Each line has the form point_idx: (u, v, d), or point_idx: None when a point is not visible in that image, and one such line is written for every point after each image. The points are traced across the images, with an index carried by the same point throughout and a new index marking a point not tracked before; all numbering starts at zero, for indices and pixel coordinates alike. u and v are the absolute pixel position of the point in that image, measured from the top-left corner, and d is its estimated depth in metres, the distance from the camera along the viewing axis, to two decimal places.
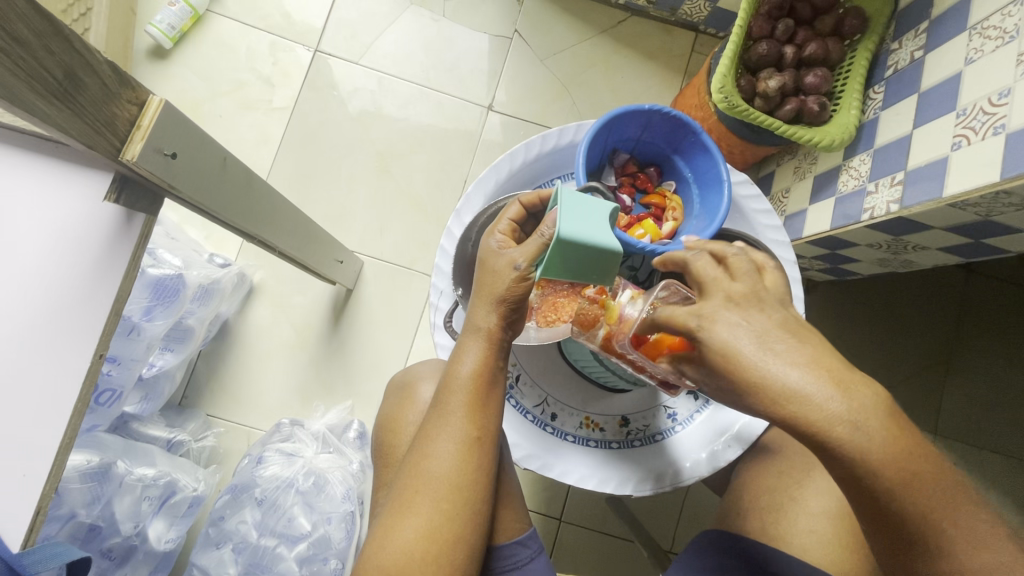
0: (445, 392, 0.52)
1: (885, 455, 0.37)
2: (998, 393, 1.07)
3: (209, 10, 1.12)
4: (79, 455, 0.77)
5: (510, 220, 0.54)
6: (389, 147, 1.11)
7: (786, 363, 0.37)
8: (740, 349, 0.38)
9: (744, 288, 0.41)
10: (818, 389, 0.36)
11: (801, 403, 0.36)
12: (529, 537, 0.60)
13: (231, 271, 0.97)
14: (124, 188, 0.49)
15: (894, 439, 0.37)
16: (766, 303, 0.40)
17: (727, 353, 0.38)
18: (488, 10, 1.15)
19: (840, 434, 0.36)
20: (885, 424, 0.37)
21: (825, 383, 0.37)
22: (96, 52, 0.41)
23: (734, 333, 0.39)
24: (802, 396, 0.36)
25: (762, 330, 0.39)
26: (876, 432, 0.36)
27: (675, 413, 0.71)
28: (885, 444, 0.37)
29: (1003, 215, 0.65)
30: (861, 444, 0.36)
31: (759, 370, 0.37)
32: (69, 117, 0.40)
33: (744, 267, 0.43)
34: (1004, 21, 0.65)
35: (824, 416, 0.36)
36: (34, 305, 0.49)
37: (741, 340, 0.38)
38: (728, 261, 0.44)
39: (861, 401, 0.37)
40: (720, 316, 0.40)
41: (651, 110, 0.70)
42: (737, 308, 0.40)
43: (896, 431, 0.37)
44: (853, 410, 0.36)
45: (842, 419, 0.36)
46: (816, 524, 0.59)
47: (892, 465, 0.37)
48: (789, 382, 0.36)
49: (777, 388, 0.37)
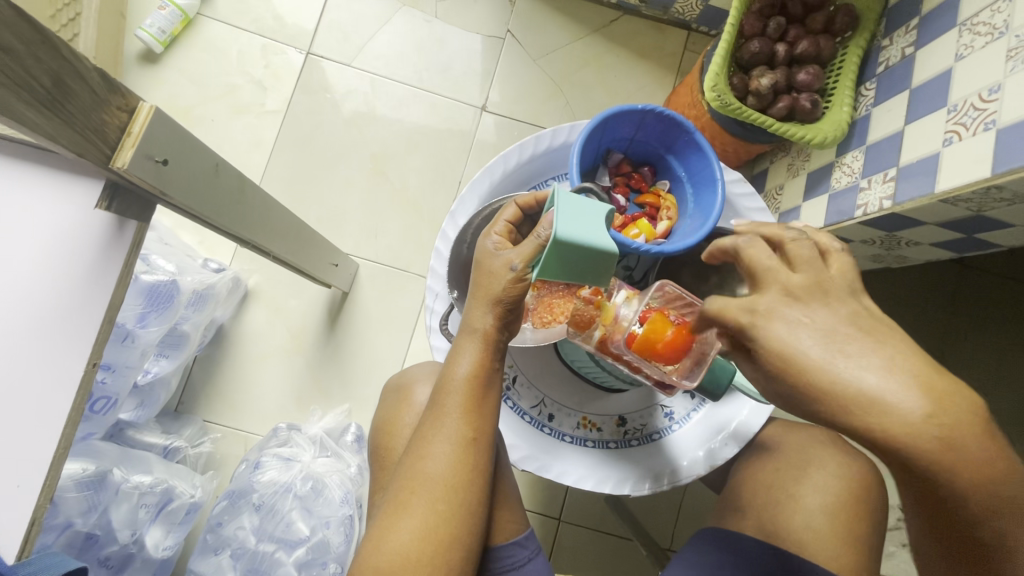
0: (442, 394, 0.52)
1: (969, 471, 0.36)
2: (990, 385, 1.08)
3: (200, 13, 1.12)
4: (73, 463, 0.76)
5: (507, 221, 0.54)
6: (383, 148, 1.11)
7: (835, 364, 0.37)
8: (803, 350, 0.38)
9: (804, 280, 0.41)
10: (899, 398, 0.35)
11: (878, 412, 0.35)
12: (527, 538, 0.60)
13: (226, 276, 0.96)
14: (115, 195, 0.48)
15: (979, 455, 0.36)
16: (831, 296, 0.40)
17: (790, 354, 0.39)
18: (480, 11, 1.15)
19: (916, 446, 0.35)
20: (968, 440, 0.35)
21: (911, 391, 0.35)
22: (85, 59, 0.41)
23: (796, 332, 0.39)
24: (879, 400, 0.35)
25: (829, 329, 0.39)
26: (961, 447, 0.36)
27: (672, 412, 0.71)
28: (967, 461, 0.36)
29: (994, 209, 0.66)
30: (939, 455, 0.35)
31: (828, 372, 0.37)
32: (58, 125, 0.39)
33: (804, 254, 0.43)
34: (993, 17, 0.66)
35: (903, 427, 0.35)
36: (28, 311, 0.49)
37: (805, 342, 0.38)
38: (789, 253, 0.44)
39: (947, 415, 0.35)
40: (779, 313, 0.40)
41: (644, 110, 0.70)
42: (798, 304, 0.40)
43: (981, 448, 0.36)
44: (941, 426, 0.35)
45: (920, 433, 0.35)
46: (814, 520, 0.59)
47: (974, 482, 0.36)
48: (865, 387, 0.36)
49: (851, 392, 0.36)
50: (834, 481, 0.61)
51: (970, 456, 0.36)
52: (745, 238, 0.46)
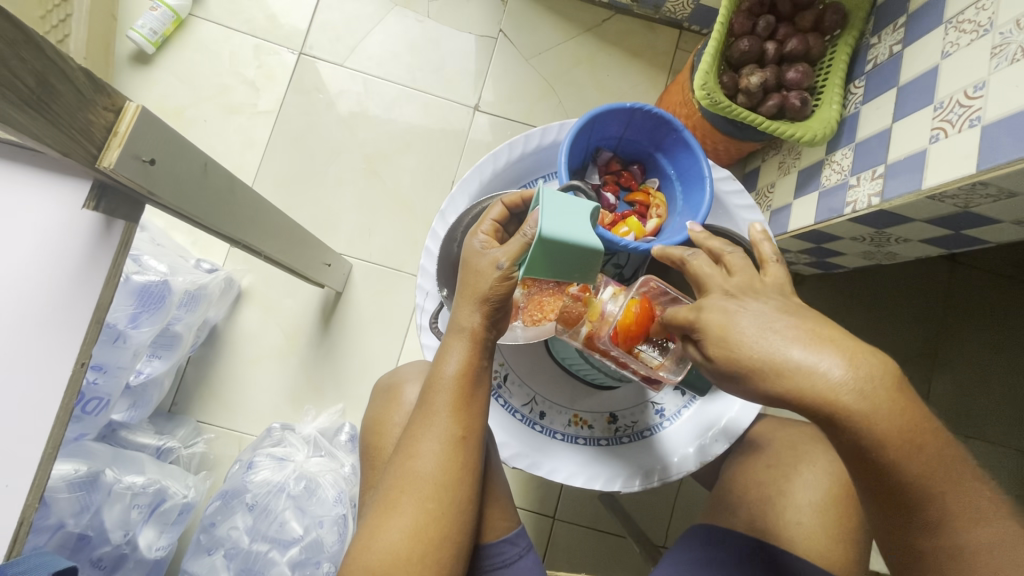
0: (430, 393, 0.52)
1: (895, 426, 0.38)
2: (981, 381, 1.09)
3: (192, 14, 1.12)
4: (65, 464, 0.77)
5: (493, 220, 0.55)
6: (376, 148, 1.11)
7: (765, 339, 0.39)
8: (739, 329, 0.40)
9: (740, 282, 0.44)
10: (819, 362, 0.38)
11: (802, 376, 0.37)
12: (517, 535, 0.60)
13: (219, 276, 0.96)
14: (104, 195, 0.48)
15: (902, 408, 0.38)
16: (762, 292, 0.43)
17: (726, 337, 0.40)
18: (472, 11, 1.15)
19: (844, 404, 0.37)
20: (888, 395, 0.37)
21: (827, 352, 0.38)
22: (70, 59, 0.41)
23: (730, 317, 0.41)
24: (803, 367, 0.38)
25: (761, 311, 0.41)
26: (881, 403, 0.37)
27: (662, 409, 0.71)
28: (890, 417, 0.37)
29: (980, 205, 0.66)
30: (864, 409, 0.37)
31: (761, 350, 0.39)
32: (42, 125, 0.40)
33: (740, 262, 0.46)
34: (977, 15, 0.66)
35: (828, 387, 0.37)
36: (15, 312, 0.49)
37: (741, 324, 0.40)
38: (728, 259, 0.47)
39: (864, 373, 0.37)
40: (719, 306, 0.42)
41: (632, 109, 0.70)
42: (735, 299, 0.43)
43: (902, 400, 0.38)
44: (860, 380, 0.37)
45: (844, 389, 0.37)
46: (803, 516, 0.60)
47: (899, 438, 0.38)
48: (789, 355, 0.38)
49: (777, 360, 0.38)
50: (823, 476, 0.61)
51: (897, 408, 0.37)
52: (691, 250, 0.49)
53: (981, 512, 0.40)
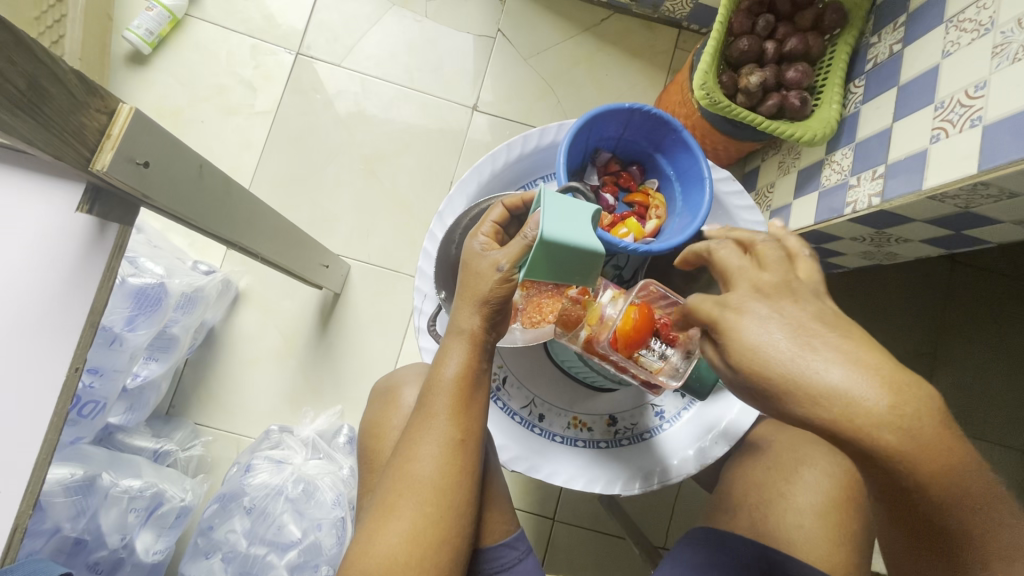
0: (429, 396, 0.52)
1: (928, 460, 0.36)
2: (982, 381, 1.09)
3: (188, 14, 1.11)
4: (61, 468, 0.76)
5: (493, 222, 0.54)
6: (374, 149, 1.11)
7: (802, 360, 0.37)
8: (773, 346, 0.38)
9: (774, 279, 0.43)
10: (861, 391, 0.36)
11: (840, 404, 0.36)
12: (516, 540, 0.60)
13: (216, 278, 0.96)
14: (98, 198, 0.48)
15: (937, 437, 0.36)
16: (797, 293, 0.42)
17: (758, 353, 0.38)
18: (470, 10, 1.15)
19: (880, 434, 0.35)
20: (925, 425, 0.36)
21: (871, 384, 0.36)
22: (61, 60, 0.41)
23: (766, 331, 0.39)
24: (841, 395, 0.36)
25: (799, 326, 0.39)
26: (916, 432, 0.36)
27: (662, 411, 0.71)
28: (924, 446, 0.36)
29: (982, 206, 0.66)
30: (899, 443, 0.36)
31: (795, 371, 0.37)
32: (35, 127, 0.39)
33: (774, 257, 0.45)
34: (978, 14, 0.66)
35: (866, 417, 0.35)
36: (8, 316, 0.49)
37: (775, 338, 0.38)
38: (757, 253, 0.46)
39: (905, 403, 0.36)
40: (751, 310, 0.40)
41: (631, 109, 0.69)
42: (767, 299, 0.41)
43: (937, 429, 0.36)
44: (902, 415, 0.35)
45: (883, 420, 0.35)
46: (804, 519, 0.59)
47: (930, 470, 0.37)
48: (829, 382, 0.36)
49: (815, 385, 0.36)
50: (824, 479, 0.61)
51: (933, 443, 0.36)
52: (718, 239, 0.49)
53: (999, 528, 0.40)
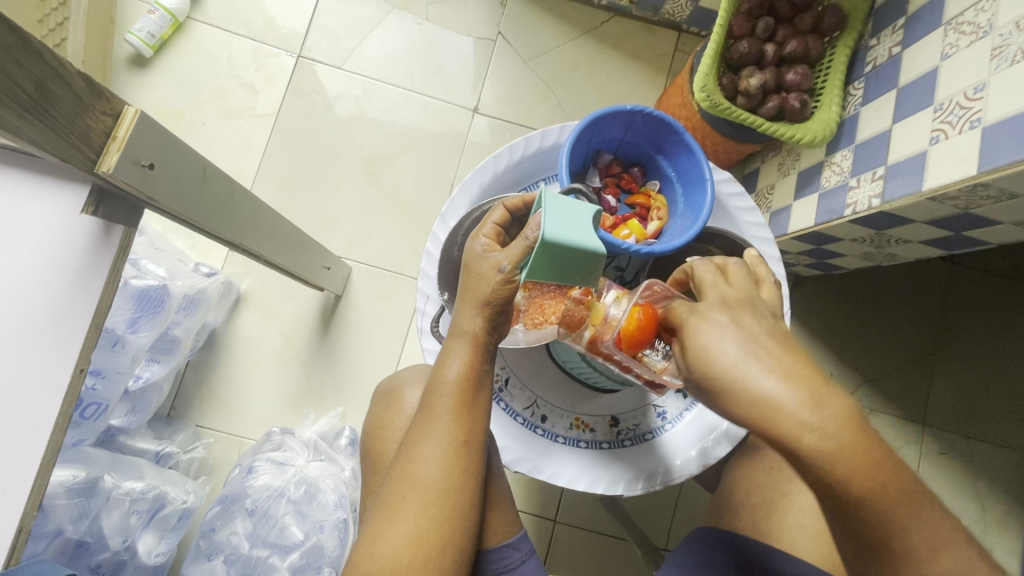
0: (431, 397, 0.52)
1: (859, 469, 0.37)
2: (983, 381, 1.09)
3: (190, 17, 1.11)
4: (64, 470, 0.76)
5: (494, 223, 0.54)
6: (375, 151, 1.11)
7: (746, 367, 0.39)
8: (722, 352, 0.40)
9: (739, 294, 0.43)
10: (789, 399, 0.37)
11: (771, 411, 0.37)
12: (520, 540, 0.60)
13: (217, 280, 0.96)
14: (102, 200, 0.48)
15: (865, 447, 0.37)
16: (758, 308, 0.43)
17: (710, 356, 0.40)
18: (471, 12, 1.15)
19: (807, 444, 0.37)
20: (852, 436, 0.37)
21: (796, 391, 0.37)
22: (67, 63, 0.41)
23: (719, 336, 0.40)
24: (773, 402, 0.37)
25: (748, 333, 0.40)
26: (844, 443, 0.37)
27: (665, 412, 0.71)
28: (852, 456, 0.37)
29: (981, 207, 0.66)
30: (828, 450, 0.37)
31: (737, 377, 0.38)
32: (42, 130, 0.39)
33: (741, 276, 0.46)
34: (977, 17, 0.66)
35: (796, 423, 0.36)
36: (13, 317, 0.49)
37: (725, 345, 0.40)
38: (727, 268, 0.47)
39: (829, 414, 0.37)
40: (713, 319, 0.41)
41: (633, 111, 0.70)
42: (730, 311, 0.42)
43: (864, 440, 0.37)
44: (825, 422, 0.37)
45: (810, 428, 0.36)
46: (807, 518, 0.59)
47: (863, 482, 0.37)
48: (762, 389, 0.37)
49: (751, 392, 0.38)
50: None
51: (861, 451, 0.37)
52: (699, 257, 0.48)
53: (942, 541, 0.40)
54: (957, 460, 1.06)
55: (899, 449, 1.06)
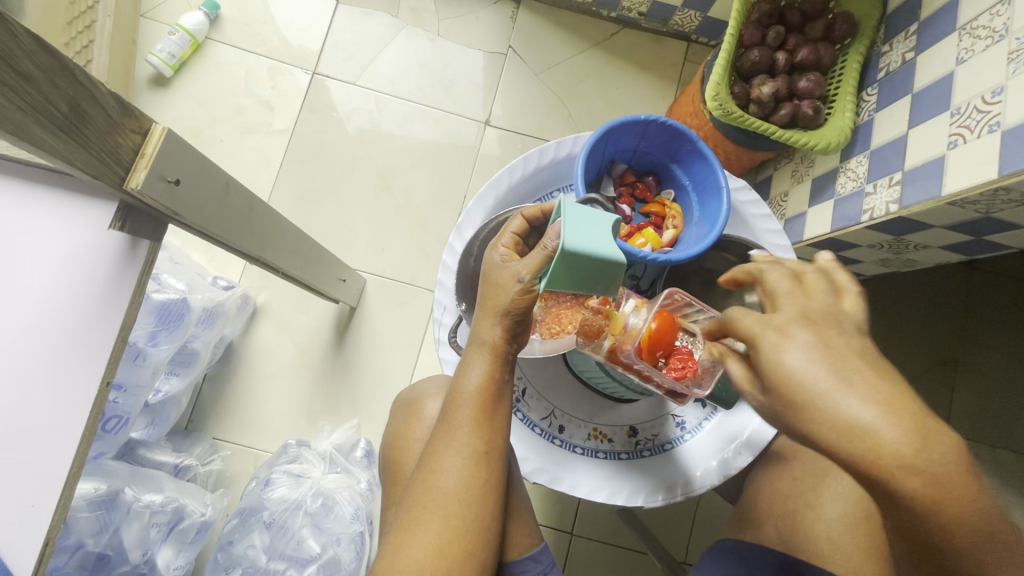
0: (452, 406, 0.52)
1: (951, 507, 0.35)
2: (1006, 389, 1.07)
3: (208, 37, 1.14)
4: (87, 483, 0.77)
5: (513, 233, 0.55)
6: (388, 164, 1.12)
7: (837, 394, 0.36)
8: (807, 376, 0.36)
9: (821, 307, 0.39)
10: (891, 433, 0.34)
11: (867, 444, 0.34)
12: (540, 553, 0.59)
13: (235, 293, 0.97)
14: (129, 216, 0.49)
15: (961, 490, 0.35)
16: (844, 325, 0.39)
17: (791, 380, 0.37)
18: (482, 27, 1.17)
19: (902, 481, 0.34)
20: (952, 477, 0.34)
21: (900, 426, 0.34)
22: (100, 84, 0.42)
23: (804, 358, 0.37)
24: (871, 435, 0.34)
25: (837, 357, 0.37)
26: (942, 483, 0.34)
27: (684, 421, 0.70)
28: (949, 496, 0.35)
29: (1003, 211, 0.65)
30: (926, 488, 0.34)
31: (824, 404, 0.35)
32: (73, 148, 0.40)
33: (821, 286, 0.41)
34: (992, 20, 0.66)
35: (890, 460, 0.34)
36: (44, 332, 0.50)
37: (810, 369, 0.36)
38: (805, 276, 0.42)
39: (936, 451, 0.34)
40: (791, 336, 0.38)
41: (647, 121, 0.70)
42: (813, 328, 0.38)
43: (965, 481, 0.35)
44: (928, 461, 0.34)
45: (911, 468, 0.34)
46: (833, 529, 0.58)
47: (954, 518, 0.35)
48: (856, 419, 0.35)
49: (845, 423, 0.35)
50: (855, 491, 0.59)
51: (959, 491, 0.35)
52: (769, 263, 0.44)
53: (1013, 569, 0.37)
54: (984, 469, 1.04)
55: None
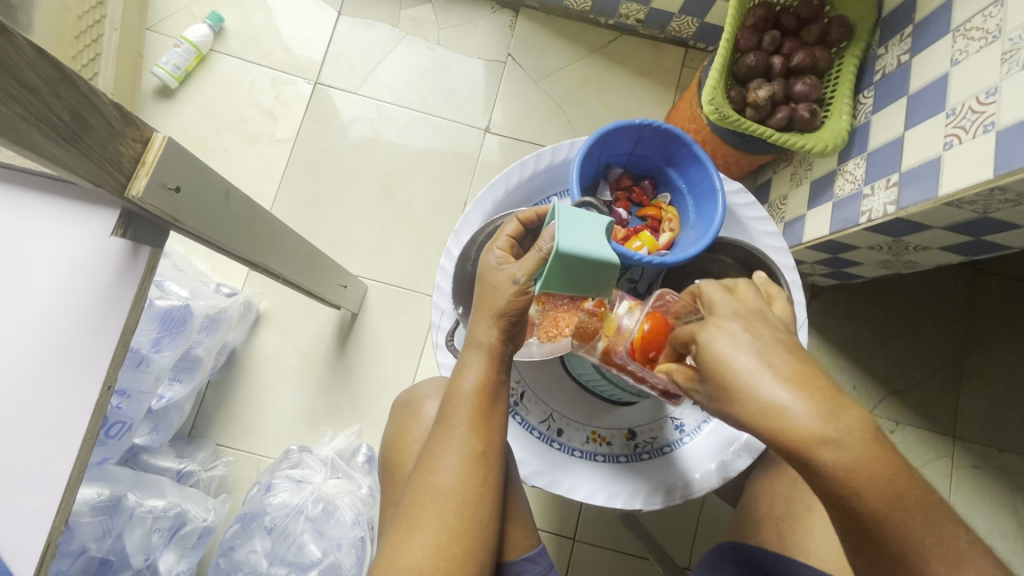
0: (449, 407, 0.52)
1: (871, 482, 0.36)
2: (1014, 391, 1.06)
3: (213, 49, 1.16)
4: (89, 488, 0.77)
5: (508, 235, 0.55)
6: (389, 172, 1.14)
7: (760, 380, 0.37)
8: (737, 364, 0.38)
9: (751, 307, 0.42)
10: (803, 411, 0.36)
11: (784, 422, 0.36)
12: (537, 555, 0.59)
13: (237, 299, 0.98)
14: (131, 223, 0.50)
15: (878, 466, 0.36)
16: (770, 321, 0.41)
17: (725, 367, 0.38)
18: (481, 36, 1.19)
19: (821, 456, 0.36)
20: (866, 451, 0.36)
21: (812, 403, 0.36)
22: (102, 94, 0.43)
23: (736, 347, 0.39)
24: (787, 413, 0.36)
25: (764, 345, 0.39)
26: (859, 458, 0.36)
27: (682, 424, 0.70)
28: (867, 471, 0.36)
29: (1000, 211, 0.65)
30: (842, 462, 0.36)
31: (751, 387, 0.37)
32: (76, 156, 0.41)
33: (752, 294, 0.44)
34: (985, 22, 0.66)
35: (804, 436, 0.36)
36: (48, 337, 0.51)
37: (739, 357, 0.38)
38: (737, 287, 0.45)
39: (848, 426, 0.36)
40: (723, 328, 0.40)
41: (641, 125, 0.71)
42: (744, 322, 0.41)
43: (881, 458, 0.36)
44: (839, 435, 0.36)
45: (826, 443, 0.35)
46: (833, 531, 0.58)
47: (876, 494, 0.36)
48: (775, 398, 0.36)
49: (764, 402, 0.37)
50: None
51: (877, 467, 0.36)
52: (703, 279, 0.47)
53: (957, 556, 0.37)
54: (991, 473, 1.04)
55: (931, 462, 1.03)
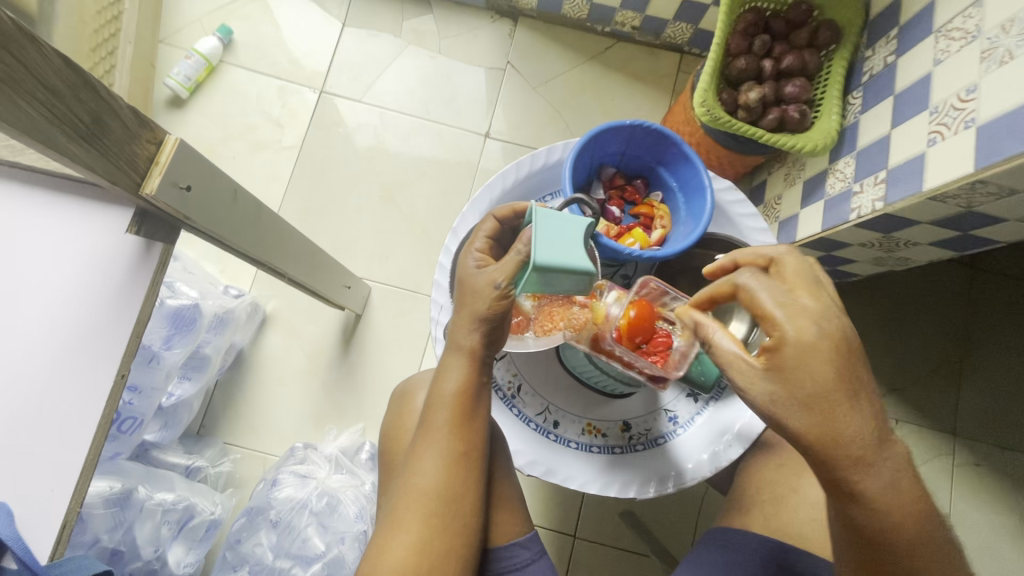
0: (431, 410, 0.54)
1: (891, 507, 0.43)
2: (1015, 390, 1.07)
3: (222, 60, 1.21)
4: (101, 481, 0.80)
5: (486, 236, 0.58)
6: (393, 177, 1.17)
7: (830, 396, 0.43)
8: (812, 374, 0.43)
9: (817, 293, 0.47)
10: (857, 433, 0.43)
11: (835, 440, 0.43)
12: (530, 540, 0.61)
13: (245, 300, 1.01)
14: (144, 221, 0.53)
15: (903, 495, 0.43)
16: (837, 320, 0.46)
17: (799, 368, 0.43)
18: (481, 45, 1.22)
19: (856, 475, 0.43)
20: (896, 480, 0.43)
21: (863, 428, 0.43)
22: (119, 99, 0.46)
23: (814, 354, 0.44)
24: (843, 435, 0.43)
25: (837, 359, 0.44)
26: (888, 484, 0.43)
27: (676, 416, 0.72)
28: (892, 497, 0.43)
29: (984, 205, 0.67)
30: (874, 484, 0.43)
31: (816, 402, 0.43)
32: (95, 156, 0.44)
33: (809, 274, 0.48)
34: (965, 23, 0.68)
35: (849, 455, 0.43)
36: (64, 328, 0.53)
37: (814, 364, 0.43)
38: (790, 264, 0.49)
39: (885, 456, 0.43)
40: (801, 322, 0.45)
41: (632, 125, 0.73)
42: (816, 311, 0.45)
43: (907, 489, 0.44)
44: (882, 462, 0.43)
45: (866, 464, 0.43)
46: (818, 513, 0.59)
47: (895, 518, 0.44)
48: (834, 419, 0.43)
49: (826, 420, 0.43)
50: None
51: (900, 497, 0.44)
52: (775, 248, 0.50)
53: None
54: (992, 471, 1.04)
55: (931, 460, 1.04)
